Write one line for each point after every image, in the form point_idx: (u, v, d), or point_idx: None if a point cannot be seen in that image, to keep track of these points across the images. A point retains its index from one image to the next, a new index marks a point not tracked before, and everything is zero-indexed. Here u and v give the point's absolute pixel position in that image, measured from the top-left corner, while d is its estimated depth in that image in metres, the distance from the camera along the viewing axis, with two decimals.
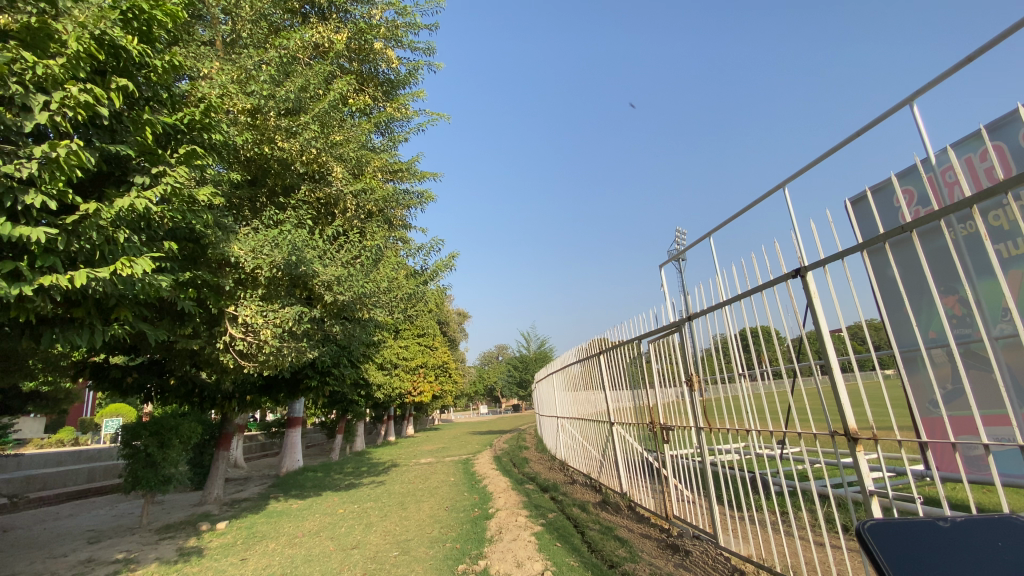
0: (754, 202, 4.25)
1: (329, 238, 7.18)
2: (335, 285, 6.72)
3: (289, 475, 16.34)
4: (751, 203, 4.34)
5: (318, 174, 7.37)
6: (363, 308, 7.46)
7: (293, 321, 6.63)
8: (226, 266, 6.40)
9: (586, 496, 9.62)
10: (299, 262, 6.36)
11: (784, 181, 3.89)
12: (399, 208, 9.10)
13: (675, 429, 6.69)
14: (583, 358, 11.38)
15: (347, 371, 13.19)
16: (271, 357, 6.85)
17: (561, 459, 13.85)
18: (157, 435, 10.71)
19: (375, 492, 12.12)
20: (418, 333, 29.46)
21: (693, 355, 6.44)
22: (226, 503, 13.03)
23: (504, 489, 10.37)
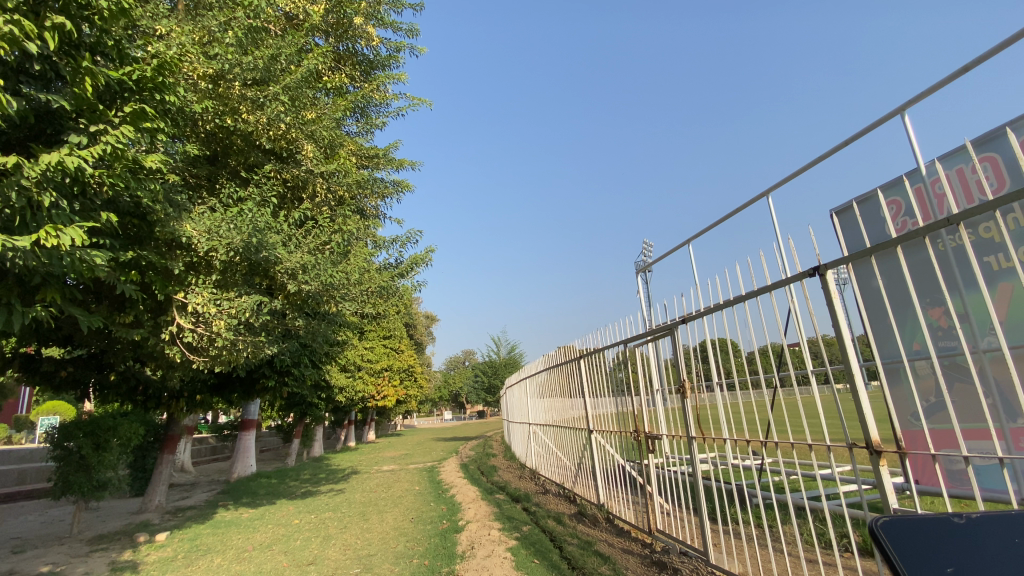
0: (744, 204, 4.37)
1: (296, 223, 6.57)
2: (300, 274, 6.12)
3: (241, 481, 15.29)
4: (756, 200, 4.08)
5: (286, 153, 6.78)
6: (330, 301, 6.85)
7: (251, 311, 5.98)
8: (177, 248, 5.72)
9: (560, 507, 9.20)
10: (260, 247, 5.74)
11: (773, 187, 4.01)
12: (373, 197, 8.53)
13: (661, 438, 6.31)
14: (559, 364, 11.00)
15: (309, 370, 12.43)
16: (224, 351, 6.16)
17: (532, 468, 13.40)
18: (94, 436, 9.74)
19: (334, 502, 11.36)
20: (385, 334, 28.56)
21: (684, 360, 5.99)
22: (169, 511, 11.99)
23: (474, 499, 9.85)
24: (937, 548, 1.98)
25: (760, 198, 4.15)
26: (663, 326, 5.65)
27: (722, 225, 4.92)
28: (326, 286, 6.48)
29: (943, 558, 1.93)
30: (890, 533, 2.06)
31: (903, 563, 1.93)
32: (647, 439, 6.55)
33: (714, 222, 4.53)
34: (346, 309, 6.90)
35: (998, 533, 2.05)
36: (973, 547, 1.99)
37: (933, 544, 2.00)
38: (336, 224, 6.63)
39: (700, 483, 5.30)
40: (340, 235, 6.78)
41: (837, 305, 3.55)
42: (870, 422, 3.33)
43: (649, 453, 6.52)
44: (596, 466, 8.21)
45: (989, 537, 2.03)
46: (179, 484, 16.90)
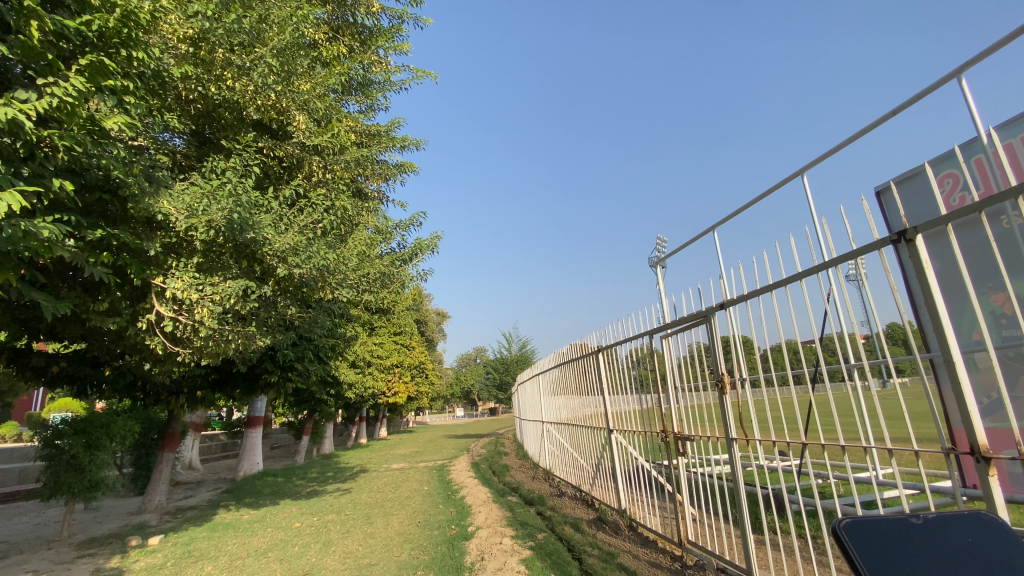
0: (767, 190, 3.98)
1: (287, 201, 5.96)
2: (291, 256, 5.50)
3: (247, 480, 14.86)
4: (818, 159, 3.46)
5: (276, 125, 6.22)
6: (325, 288, 6.25)
7: (236, 297, 5.43)
8: (155, 228, 5.18)
9: (577, 511, 8.54)
10: (246, 227, 5.16)
11: (802, 169, 3.62)
12: (374, 178, 7.93)
13: (694, 439, 5.58)
14: (574, 359, 10.33)
15: (312, 366, 11.91)
16: (209, 342, 5.61)
17: (546, 468, 12.75)
18: (89, 433, 9.34)
19: (338, 503, 10.83)
20: (395, 330, 28.06)
21: (722, 351, 5.14)
22: (169, 511, 11.60)
23: (484, 502, 9.25)
24: (900, 554, 1.92)
25: (787, 181, 3.75)
26: (694, 315, 4.99)
27: (743, 212, 4.50)
28: (319, 271, 5.89)
29: (904, 566, 1.88)
30: (857, 539, 1.98)
31: (866, 566, 1.88)
32: (677, 439, 5.84)
33: (737, 210, 4.10)
34: (343, 296, 6.28)
35: (951, 533, 2.02)
36: (932, 550, 1.95)
37: (902, 549, 1.93)
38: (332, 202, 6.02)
39: (742, 492, 4.55)
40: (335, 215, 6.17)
41: (928, 278, 2.72)
42: (977, 422, 2.55)
43: (678, 455, 5.82)
44: (618, 469, 7.51)
45: (946, 538, 2.00)
46: (185, 482, 16.53)
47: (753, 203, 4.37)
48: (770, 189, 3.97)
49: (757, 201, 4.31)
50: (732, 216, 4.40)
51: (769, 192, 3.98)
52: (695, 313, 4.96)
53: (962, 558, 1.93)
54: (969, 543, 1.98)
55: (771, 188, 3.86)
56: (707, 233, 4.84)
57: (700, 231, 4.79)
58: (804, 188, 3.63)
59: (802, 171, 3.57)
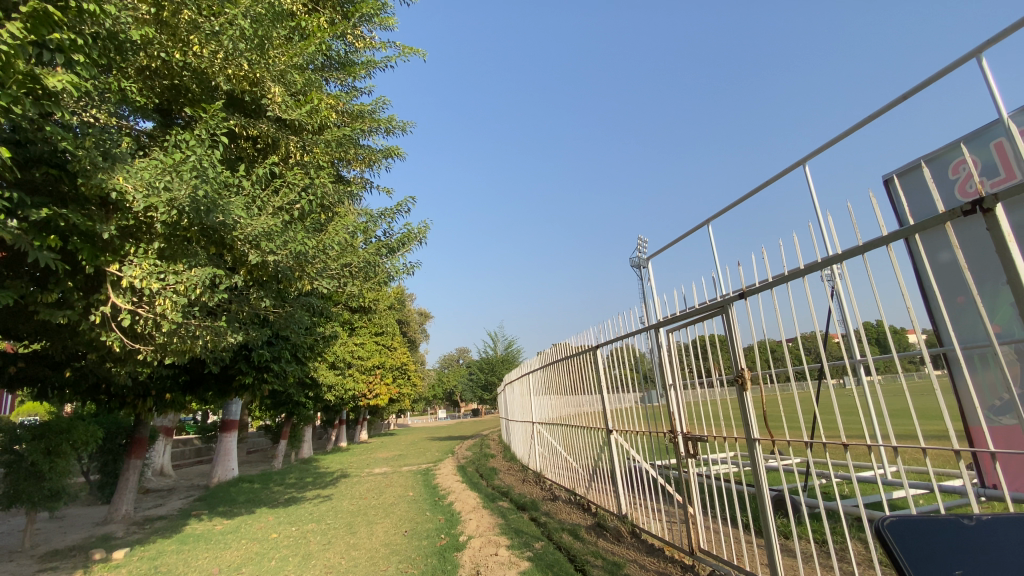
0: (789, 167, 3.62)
1: (260, 182, 5.41)
2: (265, 241, 4.96)
3: (220, 487, 14.07)
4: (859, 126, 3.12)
5: (249, 99, 5.66)
6: (302, 279, 5.69)
7: (203, 287, 4.85)
8: (111, 209, 4.59)
9: (573, 516, 8.13)
10: (212, 209, 4.61)
11: (804, 158, 3.63)
12: (357, 163, 7.40)
13: (708, 440, 5.15)
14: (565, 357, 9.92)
15: (291, 366, 11.27)
16: (172, 337, 5.02)
17: (536, 471, 12.28)
18: (45, 440, 8.59)
19: (318, 511, 10.21)
20: (377, 330, 27.33)
21: (737, 343, 4.60)
22: (136, 522, 10.83)
23: (474, 508, 8.76)
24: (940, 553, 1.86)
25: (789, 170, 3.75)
26: (710, 306, 4.63)
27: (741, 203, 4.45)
28: (297, 258, 5.33)
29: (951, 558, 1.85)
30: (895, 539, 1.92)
31: (910, 563, 1.84)
32: (687, 441, 5.43)
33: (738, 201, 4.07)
34: (324, 287, 5.73)
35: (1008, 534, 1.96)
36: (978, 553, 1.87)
37: (941, 550, 1.87)
38: (312, 182, 5.45)
39: (768, 499, 4.12)
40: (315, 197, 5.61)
41: (1012, 255, 2.32)
42: None
43: (688, 457, 5.40)
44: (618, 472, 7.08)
45: (989, 539, 1.93)
46: (154, 490, 15.62)
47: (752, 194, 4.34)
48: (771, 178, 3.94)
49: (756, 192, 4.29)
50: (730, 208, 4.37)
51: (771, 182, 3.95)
52: (711, 304, 4.61)
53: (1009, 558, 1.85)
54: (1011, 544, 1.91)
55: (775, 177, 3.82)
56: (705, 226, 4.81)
57: (715, 214, 4.39)
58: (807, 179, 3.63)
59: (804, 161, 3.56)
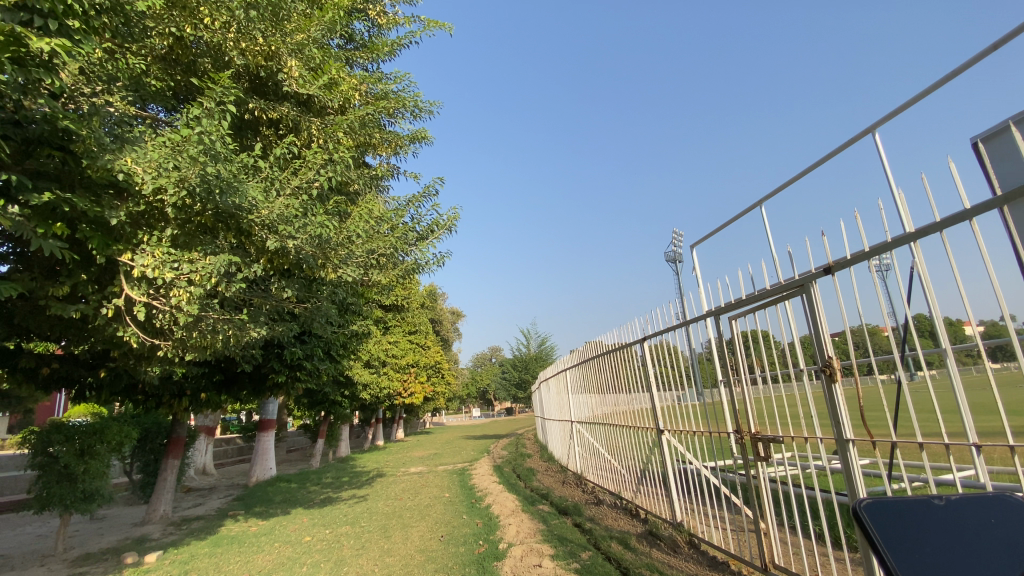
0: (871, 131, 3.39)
1: (278, 163, 5.05)
2: (281, 225, 4.58)
3: (258, 487, 14.04)
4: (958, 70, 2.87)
5: (265, 75, 5.37)
6: (325, 268, 5.29)
7: (221, 277, 4.51)
8: (121, 193, 4.31)
9: (620, 521, 7.55)
10: (224, 191, 4.24)
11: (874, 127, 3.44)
12: (384, 147, 6.98)
13: (783, 440, 4.49)
14: (605, 352, 9.32)
15: (323, 365, 11.01)
16: (192, 332, 4.73)
17: (576, 472, 11.70)
18: (83, 440, 8.59)
19: (352, 513, 9.92)
20: (411, 329, 27.07)
21: (822, 330, 3.89)
22: (174, 521, 10.83)
23: (513, 512, 8.28)
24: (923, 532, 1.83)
25: (856, 140, 3.53)
26: (787, 286, 3.98)
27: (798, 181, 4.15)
28: (318, 244, 4.92)
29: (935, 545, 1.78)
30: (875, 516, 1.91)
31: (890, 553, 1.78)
32: (755, 441, 4.78)
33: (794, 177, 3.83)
34: (349, 276, 5.32)
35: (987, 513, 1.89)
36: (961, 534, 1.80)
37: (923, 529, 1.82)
38: (333, 160, 5.02)
39: (866, 512, 3.46)
40: (336, 178, 5.20)
41: None
42: None
43: (756, 459, 4.76)
44: (670, 475, 6.48)
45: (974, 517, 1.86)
46: (196, 489, 15.79)
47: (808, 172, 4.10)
48: (836, 149, 3.71)
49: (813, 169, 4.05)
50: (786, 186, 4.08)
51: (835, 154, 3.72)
52: (789, 284, 3.96)
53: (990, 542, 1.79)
54: (994, 524, 1.84)
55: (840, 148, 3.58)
56: (754, 208, 4.51)
57: (786, 182, 3.83)
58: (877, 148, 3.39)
59: (875, 128, 3.32)
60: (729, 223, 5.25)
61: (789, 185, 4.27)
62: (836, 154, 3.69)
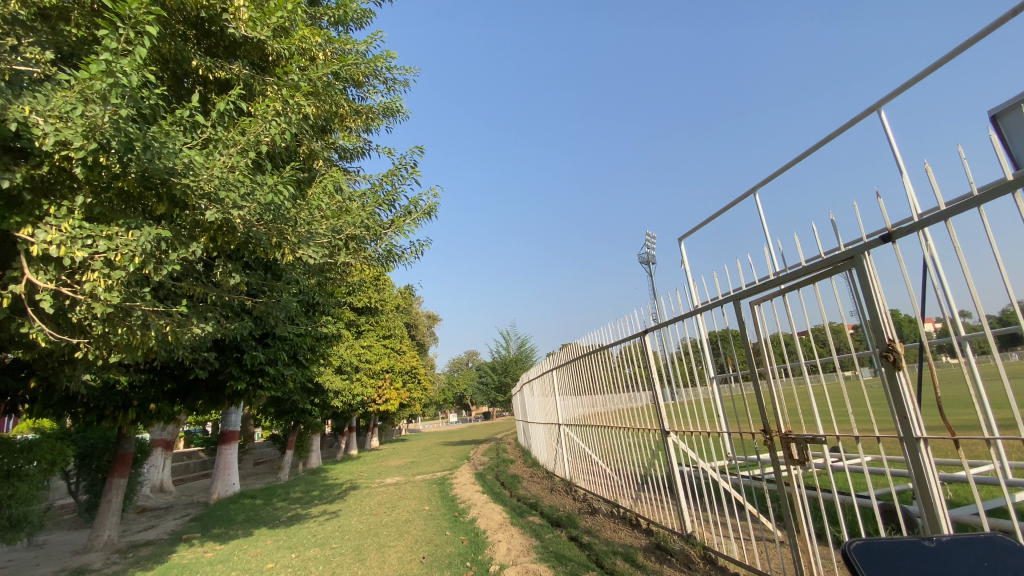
0: (879, 105, 3.17)
1: (223, 120, 4.23)
2: (221, 191, 3.71)
3: (218, 504, 12.88)
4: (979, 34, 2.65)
5: (206, 15, 4.79)
6: (281, 249, 4.47)
7: (150, 256, 3.64)
8: (21, 151, 3.46)
9: (620, 532, 6.90)
10: (152, 147, 3.35)
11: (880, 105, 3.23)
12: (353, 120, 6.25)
13: (826, 441, 3.82)
14: (591, 350, 8.66)
15: (288, 370, 10.05)
16: (116, 327, 3.89)
17: (564, 478, 10.98)
18: (10, 459, 7.50)
19: (322, 533, 8.98)
20: (385, 334, 25.99)
21: (881, 306, 3.25)
22: (120, 548, 9.67)
23: (501, 527, 7.55)
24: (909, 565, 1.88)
25: (860, 119, 3.37)
26: (834, 259, 3.43)
27: (800, 163, 3.88)
28: (270, 217, 4.10)
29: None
30: (866, 556, 1.91)
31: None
32: (785, 441, 4.11)
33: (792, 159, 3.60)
34: (310, 258, 4.48)
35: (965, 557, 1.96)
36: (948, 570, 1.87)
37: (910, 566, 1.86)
38: (291, 114, 4.19)
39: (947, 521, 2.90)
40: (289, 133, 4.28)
41: None
42: None
43: (790, 462, 4.09)
44: (677, 481, 5.83)
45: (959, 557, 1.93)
46: (151, 510, 14.48)
47: (807, 155, 3.88)
48: (835, 131, 3.54)
49: (811, 154, 3.87)
50: (789, 166, 3.81)
51: (834, 136, 3.53)
52: (837, 257, 3.42)
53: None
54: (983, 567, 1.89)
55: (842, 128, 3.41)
56: (750, 194, 4.20)
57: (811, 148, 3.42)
58: (883, 127, 3.24)
59: (881, 105, 3.16)
60: (724, 211, 4.89)
61: (813, 151, 3.82)
62: (836, 136, 3.51)
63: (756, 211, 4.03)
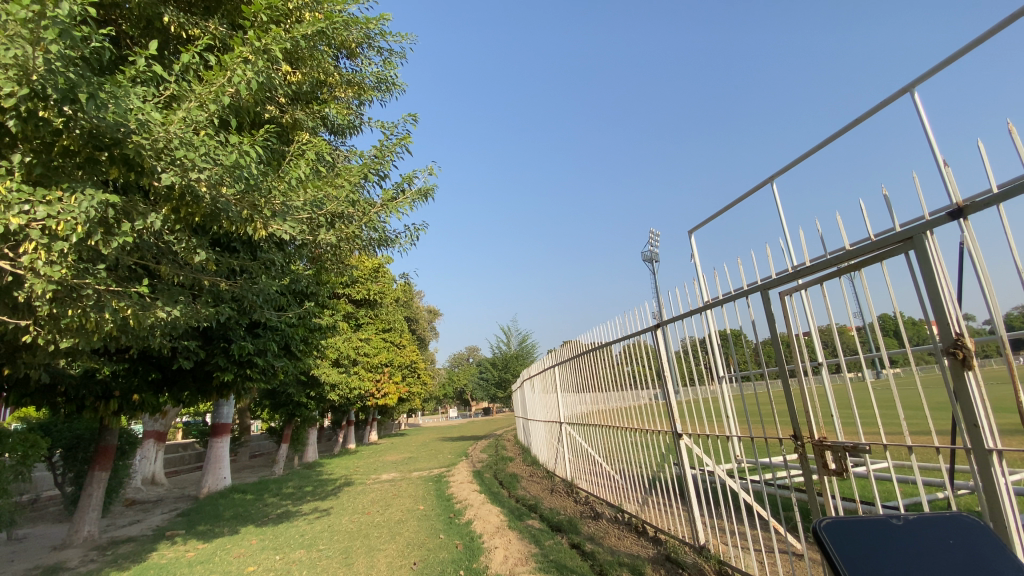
0: (918, 81, 2.82)
1: (187, 74, 3.79)
2: (182, 151, 3.28)
3: (207, 499, 12.49)
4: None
5: None
6: (252, 223, 4.05)
7: (98, 224, 3.18)
8: None
9: (624, 539, 6.45)
10: (97, 97, 2.90)
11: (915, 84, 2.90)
12: (343, 92, 5.81)
13: (870, 449, 3.26)
14: (594, 348, 8.19)
15: (279, 362, 9.62)
16: (65, 307, 3.46)
17: (565, 479, 10.52)
18: None
19: (310, 533, 8.56)
20: (384, 327, 25.58)
21: (946, 295, 2.77)
22: (100, 544, 9.26)
23: (498, 531, 7.12)
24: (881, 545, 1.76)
25: (889, 103, 3.01)
26: (889, 240, 2.96)
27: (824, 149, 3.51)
28: (242, 184, 3.66)
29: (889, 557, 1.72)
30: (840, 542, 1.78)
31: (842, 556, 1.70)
32: (819, 449, 3.61)
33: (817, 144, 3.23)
34: (286, 233, 4.11)
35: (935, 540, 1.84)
36: (918, 554, 1.76)
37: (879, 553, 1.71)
38: (261, 63, 3.72)
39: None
40: (259, 80, 3.76)
41: None
42: None
43: (825, 473, 3.57)
44: (689, 488, 5.37)
45: (928, 537, 1.83)
46: (139, 503, 14.10)
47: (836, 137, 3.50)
48: (862, 115, 3.17)
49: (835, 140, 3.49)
50: (819, 148, 3.42)
51: (860, 121, 3.17)
52: (891, 238, 2.95)
53: (945, 564, 1.74)
54: (950, 544, 1.81)
55: (869, 112, 3.06)
56: (768, 182, 3.81)
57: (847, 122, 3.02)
58: (917, 109, 2.88)
59: (916, 83, 2.82)
60: (738, 201, 4.48)
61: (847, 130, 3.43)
62: (864, 120, 3.15)
63: (777, 199, 3.63)
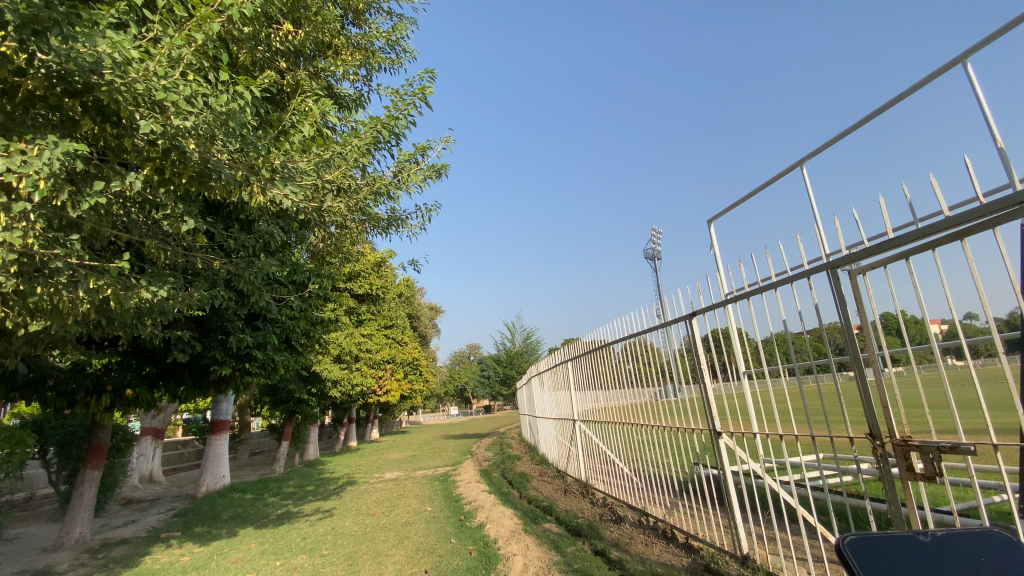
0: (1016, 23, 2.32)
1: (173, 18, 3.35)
2: (162, 96, 2.82)
3: (205, 499, 11.99)
4: None
5: None
6: (249, 186, 3.63)
7: (64, 181, 2.70)
8: None
9: (652, 545, 5.97)
10: (64, 24, 2.44)
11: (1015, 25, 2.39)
12: (348, 58, 5.35)
13: (974, 450, 2.73)
14: (604, 345, 7.72)
15: (280, 355, 9.16)
16: (31, 282, 2.97)
17: (578, 479, 10.08)
18: None
19: (312, 536, 8.07)
20: (387, 323, 25.09)
21: None
22: (93, 547, 8.79)
23: (514, 535, 6.65)
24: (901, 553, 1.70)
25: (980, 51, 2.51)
26: (1008, 202, 2.48)
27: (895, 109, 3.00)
28: (236, 136, 3.22)
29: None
30: (860, 552, 1.70)
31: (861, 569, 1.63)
32: (904, 450, 3.09)
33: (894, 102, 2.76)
34: (288, 200, 3.67)
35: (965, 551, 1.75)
36: (945, 567, 1.67)
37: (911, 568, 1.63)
38: None
39: None
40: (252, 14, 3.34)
41: None
42: None
43: (911, 476, 3.05)
44: (729, 491, 4.87)
45: (956, 553, 1.72)
46: (136, 502, 13.65)
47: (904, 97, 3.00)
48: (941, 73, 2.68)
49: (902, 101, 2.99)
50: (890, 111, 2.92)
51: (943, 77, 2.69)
52: (1011, 198, 2.47)
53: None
54: (981, 563, 1.69)
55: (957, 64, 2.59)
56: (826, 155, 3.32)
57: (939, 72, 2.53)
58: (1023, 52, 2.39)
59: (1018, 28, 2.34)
60: (783, 176, 4.02)
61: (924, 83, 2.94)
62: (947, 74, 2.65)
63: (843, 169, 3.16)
